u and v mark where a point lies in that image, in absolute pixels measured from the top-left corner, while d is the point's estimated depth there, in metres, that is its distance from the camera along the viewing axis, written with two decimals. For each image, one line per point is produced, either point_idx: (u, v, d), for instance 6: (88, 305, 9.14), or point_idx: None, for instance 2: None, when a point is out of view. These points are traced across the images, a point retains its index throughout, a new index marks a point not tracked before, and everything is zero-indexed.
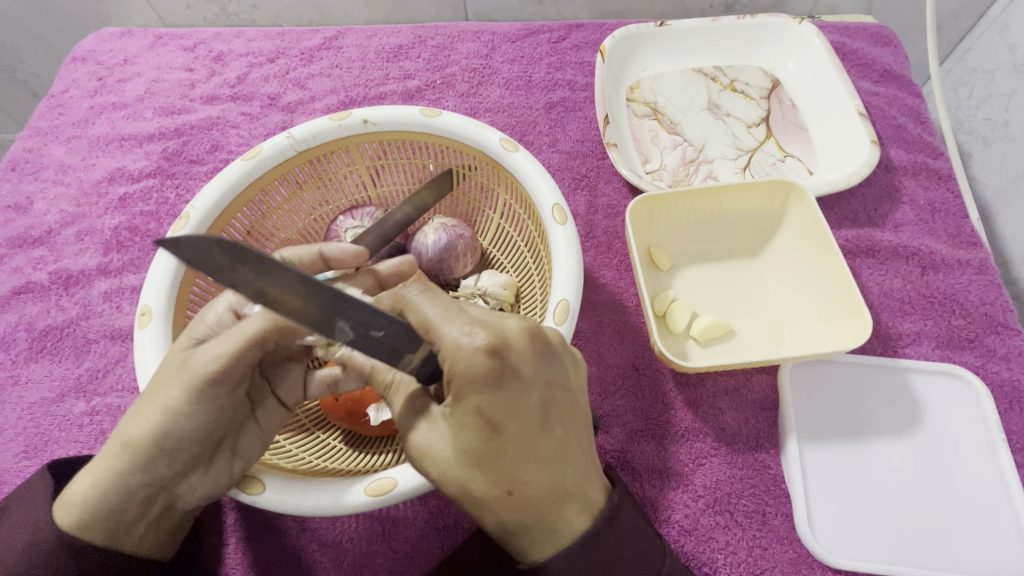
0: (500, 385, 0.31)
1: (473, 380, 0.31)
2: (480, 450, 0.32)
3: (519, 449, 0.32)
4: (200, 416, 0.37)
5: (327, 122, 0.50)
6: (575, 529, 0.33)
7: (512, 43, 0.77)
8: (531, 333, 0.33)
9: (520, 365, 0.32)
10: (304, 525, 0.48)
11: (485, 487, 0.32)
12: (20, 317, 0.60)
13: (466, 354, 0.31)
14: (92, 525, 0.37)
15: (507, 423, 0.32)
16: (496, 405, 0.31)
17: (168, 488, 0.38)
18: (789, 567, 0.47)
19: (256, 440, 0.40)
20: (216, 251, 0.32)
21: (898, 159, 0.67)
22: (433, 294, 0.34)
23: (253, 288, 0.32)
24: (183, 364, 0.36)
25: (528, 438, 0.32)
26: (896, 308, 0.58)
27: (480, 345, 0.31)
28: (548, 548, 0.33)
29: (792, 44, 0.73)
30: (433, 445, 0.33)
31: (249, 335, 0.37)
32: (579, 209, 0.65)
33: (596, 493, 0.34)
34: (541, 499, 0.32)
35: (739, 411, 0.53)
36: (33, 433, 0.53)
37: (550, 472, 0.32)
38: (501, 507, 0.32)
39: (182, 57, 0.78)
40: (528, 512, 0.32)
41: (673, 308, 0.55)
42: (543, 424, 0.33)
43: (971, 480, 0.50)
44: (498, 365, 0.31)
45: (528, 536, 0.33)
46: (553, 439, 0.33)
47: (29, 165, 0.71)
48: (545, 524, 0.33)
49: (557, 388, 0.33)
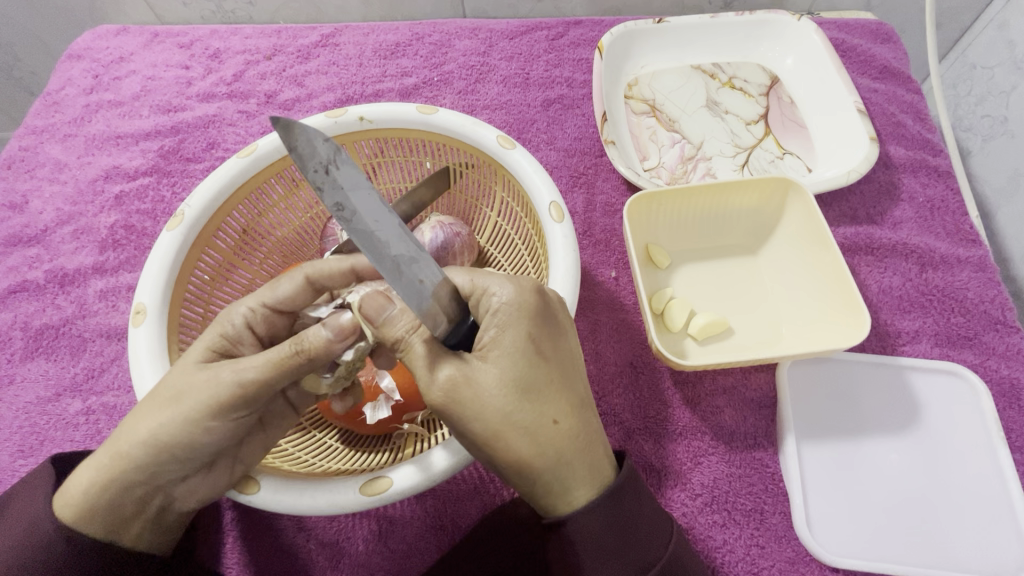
0: (546, 323, 0.34)
1: (525, 315, 0.33)
2: (530, 379, 0.33)
3: (562, 380, 0.34)
4: (218, 432, 0.35)
5: (322, 120, 0.50)
6: (606, 472, 0.36)
7: (509, 40, 0.77)
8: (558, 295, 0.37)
9: (554, 310, 0.35)
10: (300, 524, 0.48)
11: (533, 417, 0.33)
12: (16, 316, 0.60)
13: (518, 290, 0.34)
14: (91, 518, 0.37)
15: (553, 356, 0.34)
16: (544, 338, 0.34)
17: (168, 489, 0.38)
18: (788, 566, 0.47)
19: (261, 446, 0.39)
20: (320, 147, 0.27)
21: (897, 156, 0.67)
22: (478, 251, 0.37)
23: (336, 200, 0.28)
24: (208, 380, 0.34)
25: (567, 371, 0.35)
26: (895, 306, 0.58)
27: (529, 286, 0.34)
28: (588, 487, 0.35)
29: (792, 40, 0.73)
30: (478, 375, 0.33)
31: (284, 364, 0.34)
32: (577, 206, 0.65)
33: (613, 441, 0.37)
34: (581, 430, 0.34)
35: (737, 410, 0.53)
36: (29, 432, 0.53)
37: (585, 408, 0.35)
38: (546, 437, 0.33)
39: (179, 55, 0.78)
40: (571, 445, 0.34)
41: (671, 306, 0.55)
42: (577, 365, 0.36)
43: (971, 478, 0.50)
44: (542, 304, 0.35)
45: (570, 473, 0.34)
46: (583, 379, 0.36)
47: (25, 163, 0.70)
48: (584, 457, 0.34)
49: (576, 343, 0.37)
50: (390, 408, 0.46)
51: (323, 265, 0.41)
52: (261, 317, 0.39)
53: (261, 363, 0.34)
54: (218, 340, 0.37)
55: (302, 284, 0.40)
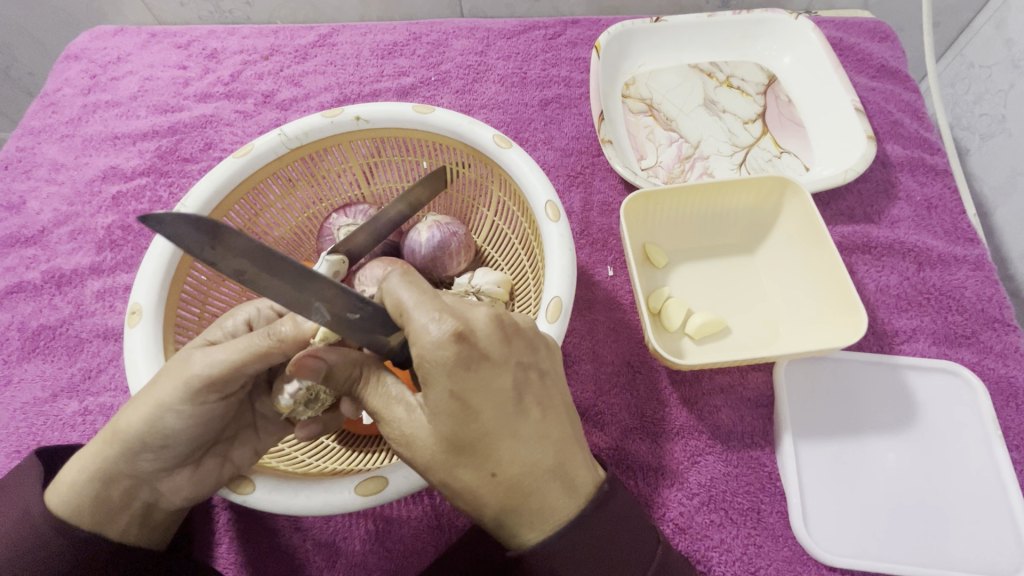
0: (473, 372, 0.30)
1: (446, 370, 0.29)
2: (459, 437, 0.30)
3: (497, 434, 0.30)
4: (190, 418, 0.35)
5: (319, 119, 0.50)
6: (562, 513, 0.32)
7: (507, 40, 0.77)
8: (501, 320, 0.31)
9: (488, 349, 0.30)
10: (297, 524, 0.48)
11: (468, 471, 0.31)
12: (13, 316, 0.60)
13: (434, 341, 0.29)
14: (80, 509, 0.37)
15: (484, 408, 0.30)
16: (471, 391, 0.30)
17: (152, 482, 0.38)
18: (785, 565, 0.47)
19: (249, 451, 0.40)
20: (191, 231, 0.30)
21: (894, 155, 0.67)
22: (411, 276, 0.32)
23: (234, 267, 0.31)
24: (179, 363, 0.35)
25: (506, 419, 0.30)
26: (892, 305, 0.58)
27: (448, 334, 0.29)
28: (539, 530, 0.32)
29: (789, 39, 0.73)
30: (416, 430, 0.32)
31: (251, 346, 0.34)
32: (575, 206, 0.64)
33: (584, 475, 0.33)
34: (526, 477, 0.31)
35: (734, 409, 0.52)
36: (26, 432, 0.53)
37: (531, 453, 0.31)
38: (484, 490, 0.31)
39: (176, 55, 0.77)
40: (514, 494, 0.31)
41: (668, 305, 0.55)
42: (524, 405, 0.31)
43: (968, 476, 0.50)
44: (468, 352, 0.29)
45: (516, 517, 0.31)
46: (533, 419, 0.31)
47: (22, 164, 0.70)
48: (532, 504, 0.31)
49: (532, 370, 0.32)
50: None
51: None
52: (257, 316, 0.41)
53: (228, 346, 0.34)
54: (215, 331, 0.39)
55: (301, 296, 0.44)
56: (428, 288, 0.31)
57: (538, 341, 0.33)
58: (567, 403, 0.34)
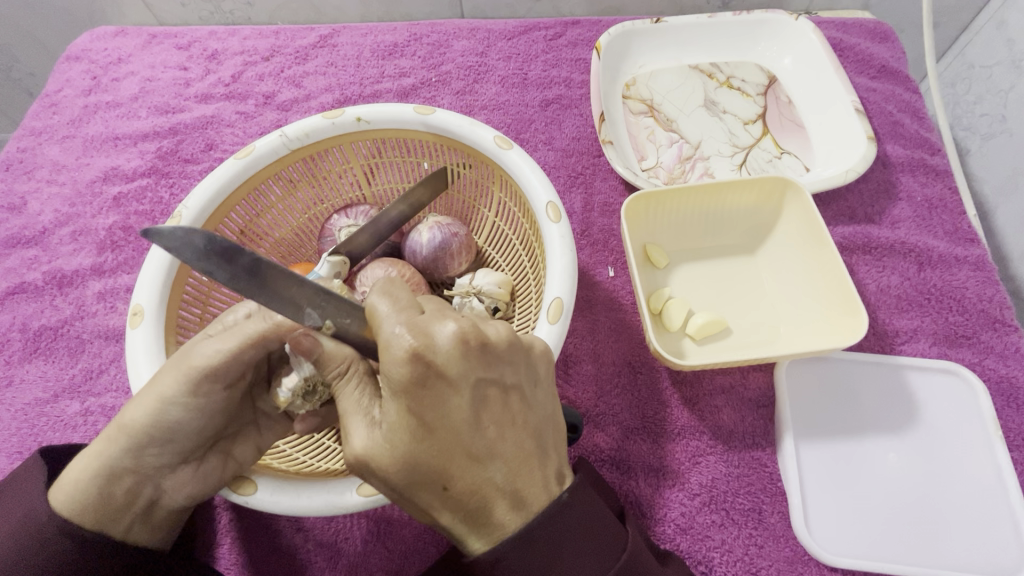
0: (428, 389, 0.29)
1: (402, 385, 0.29)
2: (411, 453, 0.30)
3: (449, 450, 0.30)
4: (198, 410, 0.36)
5: (320, 120, 0.50)
6: (509, 529, 0.31)
7: (507, 40, 0.77)
8: (467, 338, 0.30)
9: (447, 368, 0.29)
10: (299, 525, 0.48)
11: (420, 486, 0.31)
12: (15, 317, 0.60)
13: (394, 357, 0.29)
14: (83, 507, 0.37)
15: (438, 424, 0.29)
16: (425, 408, 0.29)
17: (156, 478, 0.38)
18: (786, 565, 0.47)
19: (251, 447, 0.40)
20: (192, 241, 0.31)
21: (895, 155, 0.67)
22: (389, 286, 0.32)
23: (230, 271, 0.31)
24: (185, 355, 0.35)
25: (458, 436, 0.30)
26: (893, 305, 0.58)
27: (405, 351, 0.29)
28: (485, 540, 0.31)
29: (789, 39, 0.73)
30: (373, 447, 0.30)
31: (257, 332, 0.35)
32: (576, 206, 0.65)
33: (538, 491, 0.32)
34: (476, 495, 0.30)
35: (736, 409, 0.53)
36: (28, 433, 0.53)
37: (482, 472, 0.30)
38: (435, 501, 0.31)
39: (177, 56, 0.78)
40: (462, 507, 0.31)
41: (669, 306, 0.55)
42: (479, 421, 0.30)
43: (969, 476, 0.50)
44: (424, 369, 0.29)
45: (464, 525, 0.31)
46: (489, 437, 0.30)
47: (23, 165, 0.70)
48: (481, 518, 0.31)
49: (495, 386, 0.31)
50: None
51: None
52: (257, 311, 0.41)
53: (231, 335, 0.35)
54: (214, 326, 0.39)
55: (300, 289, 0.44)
56: (404, 299, 0.31)
57: (511, 356, 0.31)
58: (534, 418, 0.32)
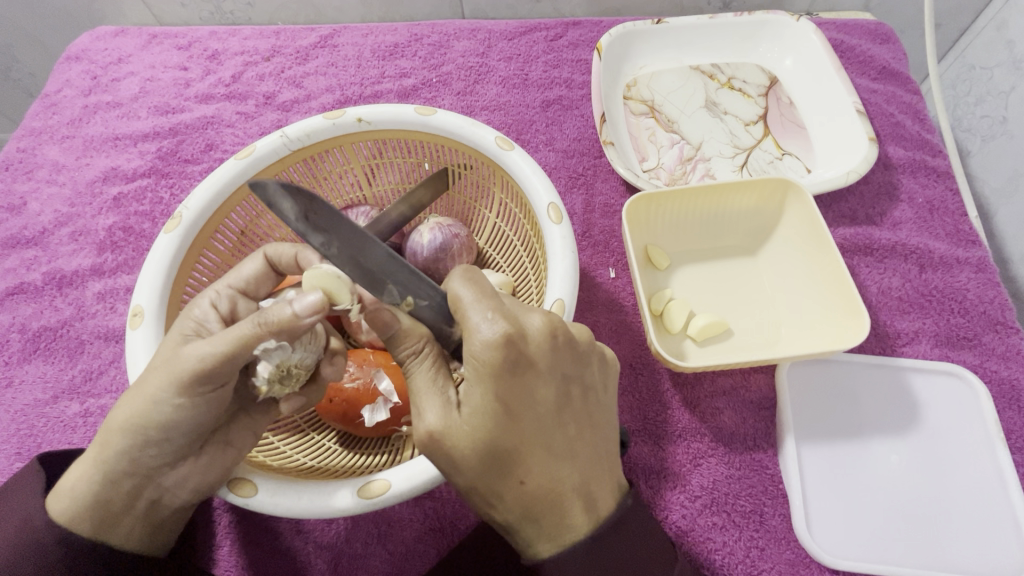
0: (516, 376, 0.30)
1: (489, 372, 0.30)
2: (493, 441, 0.30)
3: (530, 441, 0.30)
4: (189, 410, 0.35)
5: (320, 121, 0.50)
6: (580, 532, 0.32)
7: (508, 41, 0.77)
8: (555, 329, 0.31)
9: (535, 356, 0.30)
10: (299, 527, 0.48)
11: (494, 477, 0.31)
12: (14, 317, 0.59)
13: (484, 340, 0.30)
14: (80, 517, 0.37)
15: (520, 413, 0.30)
16: (512, 395, 0.30)
17: (156, 478, 0.38)
18: (787, 568, 0.46)
19: (249, 432, 0.40)
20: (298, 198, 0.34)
21: (896, 157, 0.67)
22: (472, 275, 0.32)
23: (330, 238, 0.34)
24: (172, 358, 0.34)
25: (539, 427, 0.31)
26: (895, 307, 0.58)
27: (497, 335, 0.29)
28: (554, 541, 0.32)
29: (791, 41, 0.73)
30: (448, 427, 0.31)
31: (241, 336, 0.33)
32: (576, 207, 0.64)
33: (606, 497, 0.33)
34: (550, 488, 0.31)
35: (737, 411, 0.52)
36: (27, 434, 0.53)
37: (558, 467, 0.31)
38: (508, 496, 0.31)
39: (177, 56, 0.77)
40: (537, 504, 0.31)
41: (670, 308, 0.55)
42: (555, 414, 0.31)
43: (970, 480, 0.50)
44: (514, 357, 0.30)
45: (536, 526, 0.32)
46: (567, 434, 0.32)
47: (22, 165, 0.70)
48: (552, 520, 0.32)
49: (572, 383, 0.32)
50: (389, 409, 0.46)
51: (283, 247, 0.43)
52: (226, 299, 0.40)
53: (218, 338, 0.33)
54: (189, 324, 0.37)
55: (263, 265, 0.42)
56: (488, 288, 0.32)
57: (588, 355, 0.33)
58: (603, 419, 0.34)
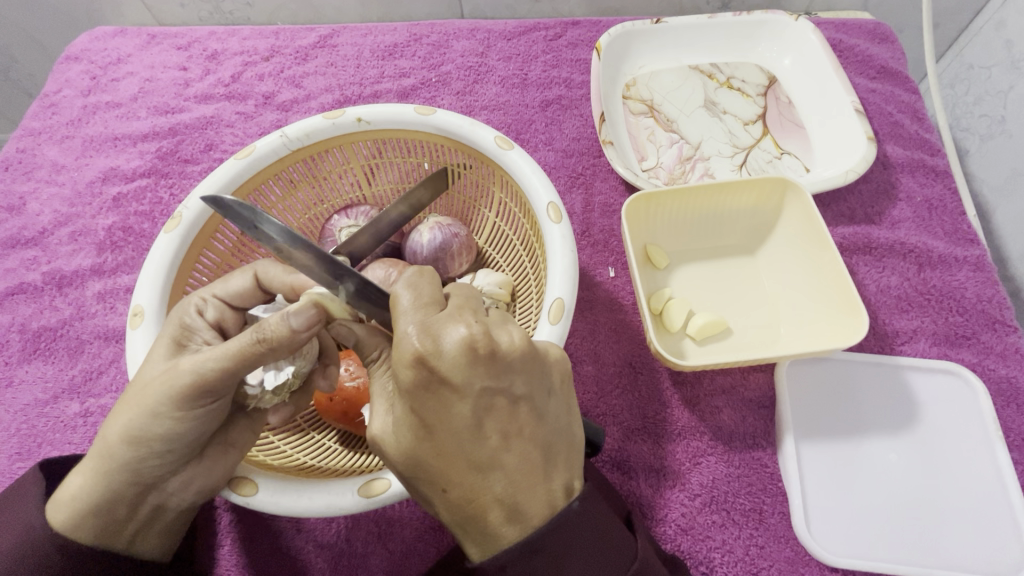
0: (432, 393, 0.30)
1: (404, 389, 0.30)
2: (416, 451, 0.31)
3: (449, 454, 0.31)
4: (189, 423, 0.35)
5: (321, 120, 0.50)
6: (504, 539, 0.31)
7: (508, 41, 0.77)
8: (474, 345, 0.29)
9: (449, 375, 0.29)
10: (300, 526, 0.48)
11: (424, 484, 0.32)
12: (14, 317, 0.60)
13: (399, 359, 0.29)
14: (82, 524, 0.37)
15: (437, 429, 0.30)
16: (430, 413, 0.30)
17: (158, 485, 0.38)
18: (787, 566, 0.47)
19: (247, 431, 0.40)
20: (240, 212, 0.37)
21: (895, 156, 0.67)
22: (416, 279, 0.32)
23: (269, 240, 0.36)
24: (170, 370, 0.34)
25: (456, 443, 0.30)
26: (893, 306, 0.58)
27: (410, 355, 0.29)
28: (483, 546, 0.32)
29: (790, 40, 0.73)
30: (384, 435, 0.33)
31: (239, 350, 0.32)
32: (576, 207, 0.65)
33: (536, 504, 0.31)
34: (473, 501, 0.31)
35: (736, 410, 0.53)
36: (27, 434, 0.53)
37: (480, 479, 0.31)
38: (440, 502, 0.32)
39: (176, 56, 0.77)
40: (459, 510, 0.32)
41: (670, 306, 0.55)
42: (476, 430, 0.30)
43: (969, 475, 0.50)
44: (425, 376, 0.29)
45: (466, 530, 0.32)
46: (490, 446, 0.31)
47: (22, 165, 0.70)
48: (477, 524, 0.32)
49: (499, 394, 0.30)
50: None
51: (274, 268, 0.41)
52: (213, 308, 0.39)
53: (217, 350, 0.33)
54: (178, 330, 0.37)
55: (252, 283, 0.41)
56: (427, 296, 0.31)
57: (522, 365, 0.31)
58: (546, 428, 0.32)
